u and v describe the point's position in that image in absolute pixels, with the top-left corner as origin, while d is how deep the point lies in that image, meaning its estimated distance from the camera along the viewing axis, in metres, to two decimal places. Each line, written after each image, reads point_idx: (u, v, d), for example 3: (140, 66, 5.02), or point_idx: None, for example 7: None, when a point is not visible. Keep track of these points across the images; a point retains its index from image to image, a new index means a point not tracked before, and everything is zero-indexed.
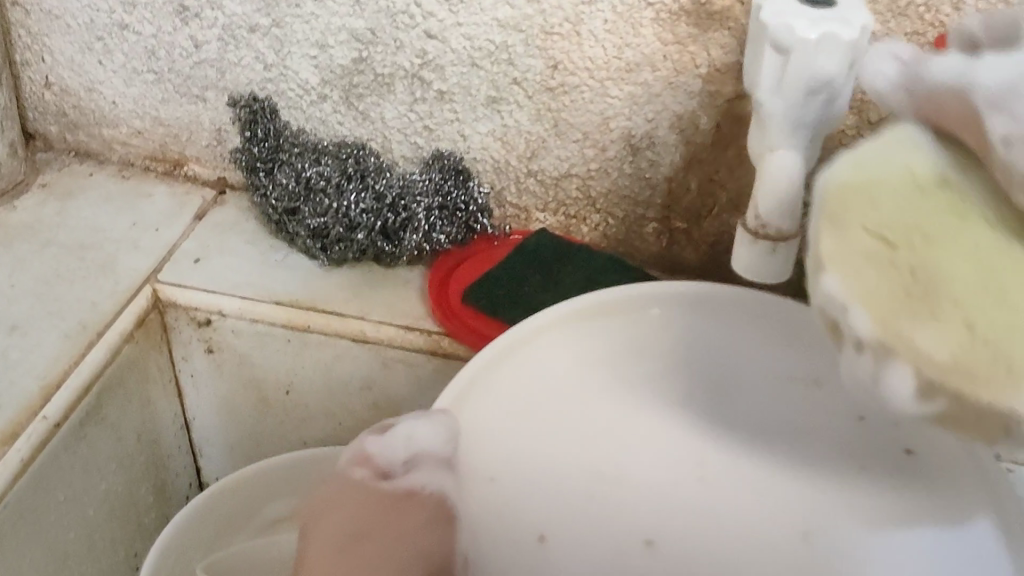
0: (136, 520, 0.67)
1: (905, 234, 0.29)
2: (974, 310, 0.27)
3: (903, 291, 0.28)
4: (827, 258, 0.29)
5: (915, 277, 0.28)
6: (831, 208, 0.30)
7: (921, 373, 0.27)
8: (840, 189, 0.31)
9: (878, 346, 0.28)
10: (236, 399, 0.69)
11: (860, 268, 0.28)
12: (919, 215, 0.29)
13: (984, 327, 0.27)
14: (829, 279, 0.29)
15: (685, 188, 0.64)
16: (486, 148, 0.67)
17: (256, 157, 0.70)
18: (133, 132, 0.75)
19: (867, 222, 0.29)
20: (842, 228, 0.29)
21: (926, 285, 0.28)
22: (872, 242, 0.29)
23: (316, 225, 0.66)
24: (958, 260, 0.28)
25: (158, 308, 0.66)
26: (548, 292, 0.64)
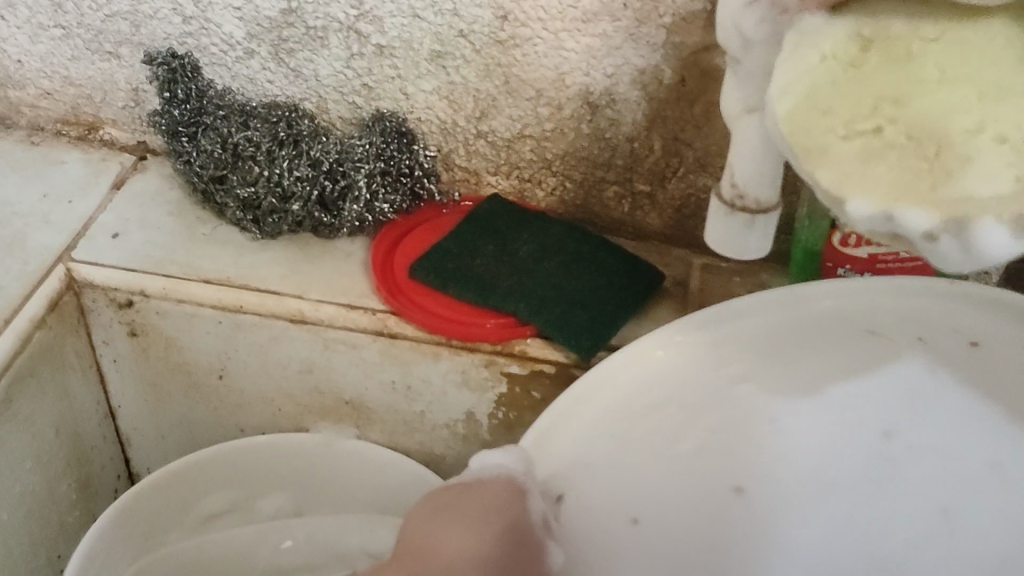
0: (59, 519, 0.62)
1: (873, 114, 0.26)
2: (997, 128, 0.25)
3: (936, 178, 0.25)
4: (837, 193, 0.27)
5: (938, 153, 0.25)
6: (802, 154, 0.27)
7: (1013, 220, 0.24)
8: (790, 126, 0.28)
9: (952, 227, 0.25)
10: (165, 385, 0.64)
11: (875, 179, 0.26)
12: (870, 87, 0.26)
13: (1015, 138, 0.25)
14: (855, 206, 0.26)
15: (648, 148, 0.59)
16: (431, 108, 0.61)
17: (176, 120, 0.62)
18: (41, 93, 0.68)
19: (839, 132, 0.27)
20: (826, 156, 0.27)
21: (942, 149, 0.25)
22: (865, 136, 0.26)
23: (246, 195, 0.60)
24: (942, 93, 0.25)
25: (74, 290, 0.60)
26: (502, 263, 0.59)
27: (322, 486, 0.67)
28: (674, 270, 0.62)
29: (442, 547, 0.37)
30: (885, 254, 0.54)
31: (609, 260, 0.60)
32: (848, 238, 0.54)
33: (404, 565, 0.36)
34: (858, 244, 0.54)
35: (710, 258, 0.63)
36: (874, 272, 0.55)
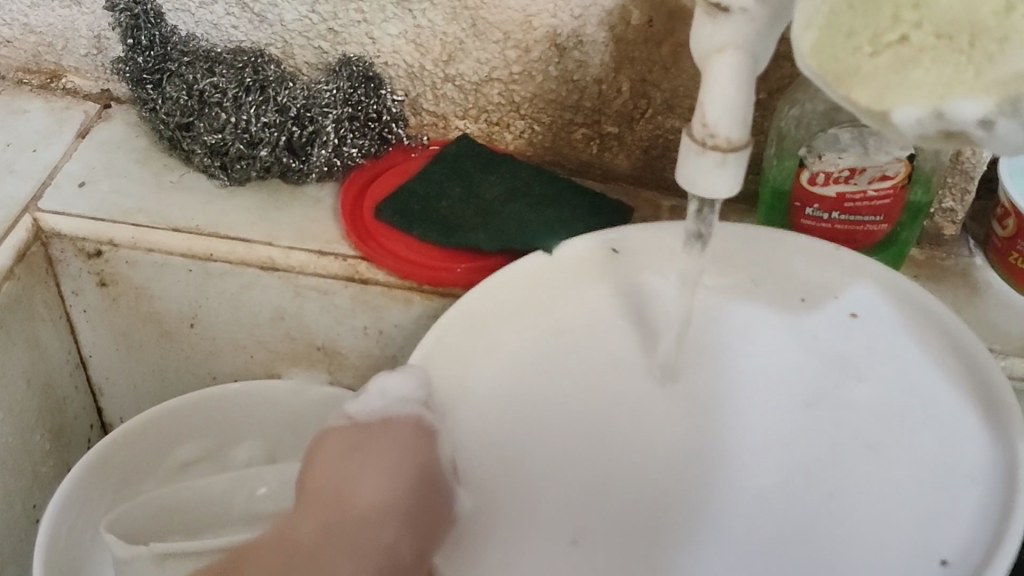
0: (34, 469, 0.62)
1: (896, 24, 0.28)
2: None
3: (977, 63, 0.28)
4: (880, 105, 0.29)
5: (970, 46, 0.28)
6: (834, 78, 0.30)
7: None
8: (817, 58, 0.30)
9: (1006, 109, 0.28)
10: (136, 334, 0.64)
11: (918, 83, 0.28)
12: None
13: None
14: (903, 112, 0.29)
15: (615, 90, 0.60)
16: (398, 52, 0.61)
17: (139, 68, 0.62)
18: (1, 41, 0.67)
19: (864, 52, 0.29)
20: (859, 77, 0.29)
21: (976, 37, 0.27)
22: (883, 56, 0.29)
23: (213, 142, 0.59)
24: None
25: (41, 240, 0.59)
26: (470, 206, 0.59)
27: (302, 425, 0.66)
28: (644, 212, 0.63)
29: (359, 493, 0.39)
30: (853, 192, 0.55)
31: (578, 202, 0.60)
32: (816, 176, 0.54)
33: (320, 511, 0.39)
34: (826, 182, 0.54)
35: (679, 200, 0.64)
36: (841, 213, 0.56)
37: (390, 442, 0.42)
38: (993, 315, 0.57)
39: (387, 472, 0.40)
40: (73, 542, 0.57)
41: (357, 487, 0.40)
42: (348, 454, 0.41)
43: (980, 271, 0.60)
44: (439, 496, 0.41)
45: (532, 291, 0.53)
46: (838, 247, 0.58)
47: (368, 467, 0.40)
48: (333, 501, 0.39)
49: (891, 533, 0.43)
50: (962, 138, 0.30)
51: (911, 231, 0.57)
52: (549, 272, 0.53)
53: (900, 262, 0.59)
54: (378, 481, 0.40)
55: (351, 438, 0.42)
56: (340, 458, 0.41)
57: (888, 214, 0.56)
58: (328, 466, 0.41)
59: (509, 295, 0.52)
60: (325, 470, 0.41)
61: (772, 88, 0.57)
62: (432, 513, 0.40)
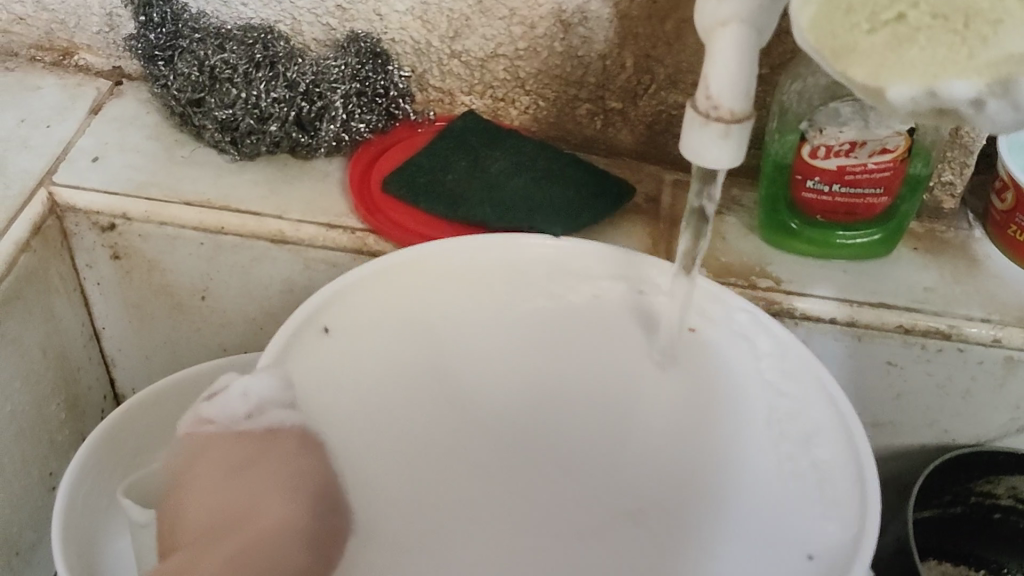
0: (50, 438, 0.63)
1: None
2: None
3: (971, 44, 0.28)
4: (877, 81, 0.30)
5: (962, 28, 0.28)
6: (832, 53, 0.30)
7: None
8: (816, 34, 0.30)
9: (998, 86, 0.29)
10: (148, 307, 0.65)
11: (912, 63, 0.29)
12: None
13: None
14: (897, 89, 0.30)
15: (619, 66, 0.60)
16: (405, 28, 0.62)
17: (152, 44, 0.63)
18: (13, 18, 0.68)
19: (862, 28, 0.29)
20: (857, 54, 0.30)
21: (970, 18, 0.28)
22: (880, 35, 0.29)
23: (224, 117, 0.60)
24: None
25: (56, 214, 0.60)
26: (475, 179, 0.60)
27: None
28: (647, 186, 0.64)
29: (264, 513, 0.43)
30: (853, 165, 0.55)
31: (582, 177, 0.61)
32: (818, 150, 0.55)
33: (229, 538, 0.42)
34: (828, 155, 0.55)
35: (682, 175, 0.65)
36: (842, 186, 0.56)
37: (269, 462, 0.45)
38: (992, 286, 0.58)
39: (291, 499, 0.44)
40: (88, 513, 0.58)
41: (231, 485, 0.43)
42: (235, 490, 0.43)
43: (979, 244, 0.61)
44: (271, 463, 0.45)
45: (439, 279, 0.54)
46: (839, 221, 0.58)
47: (262, 498, 0.43)
48: (236, 521, 0.42)
49: (786, 535, 0.47)
50: (956, 113, 0.31)
51: (910, 204, 0.58)
52: (449, 260, 0.54)
53: (899, 236, 0.59)
54: (270, 500, 0.43)
55: (219, 467, 0.44)
56: (209, 463, 0.44)
57: (888, 187, 0.56)
58: (213, 484, 0.44)
59: (409, 288, 0.54)
60: (200, 487, 0.44)
61: (774, 63, 0.58)
62: (279, 484, 0.44)
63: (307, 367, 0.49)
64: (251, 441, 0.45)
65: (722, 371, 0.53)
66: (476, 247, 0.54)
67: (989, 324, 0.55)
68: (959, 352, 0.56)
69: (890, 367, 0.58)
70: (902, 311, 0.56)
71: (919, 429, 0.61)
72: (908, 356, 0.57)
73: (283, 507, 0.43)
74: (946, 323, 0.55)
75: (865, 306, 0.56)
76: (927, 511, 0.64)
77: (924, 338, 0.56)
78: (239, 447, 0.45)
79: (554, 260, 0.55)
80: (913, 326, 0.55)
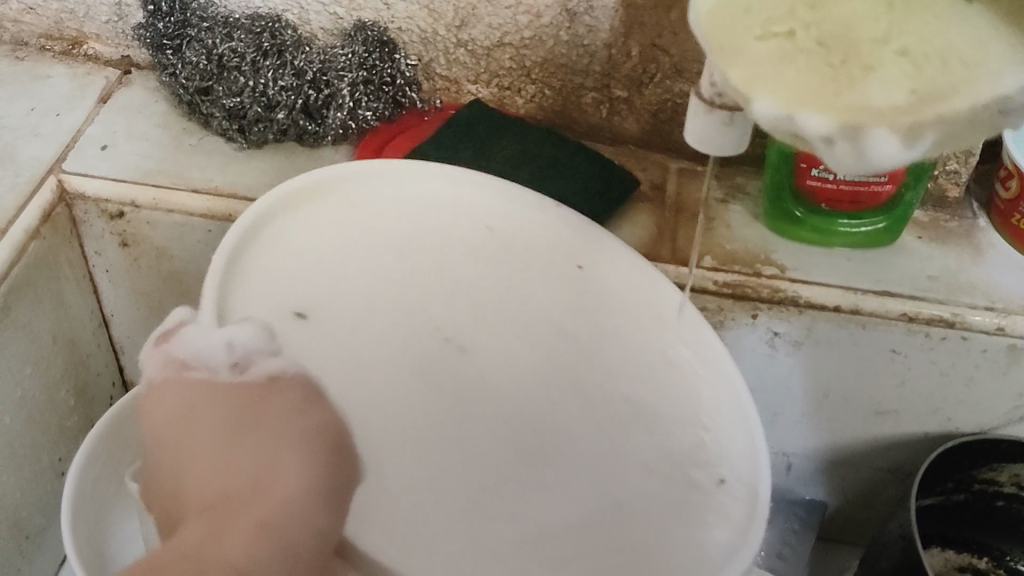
0: (59, 424, 0.64)
1: (789, 18, 0.30)
2: (901, 40, 0.29)
3: (839, 82, 0.29)
4: (748, 87, 0.31)
5: (839, 60, 0.30)
6: (717, 48, 0.31)
7: (897, 127, 0.29)
8: (710, 26, 0.32)
9: (847, 132, 0.29)
10: (157, 294, 0.65)
11: (786, 82, 0.30)
12: None
13: (915, 52, 0.29)
14: (761, 104, 0.30)
15: (625, 55, 0.61)
16: (411, 17, 0.62)
17: (160, 33, 0.63)
18: (23, 8, 0.68)
19: (756, 33, 0.31)
20: (741, 56, 0.31)
21: (849, 55, 0.29)
22: (768, 44, 0.30)
23: (232, 105, 0.61)
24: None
25: (65, 202, 0.61)
26: (482, 167, 0.61)
27: None
28: (652, 174, 0.64)
29: (276, 488, 0.39)
30: None
31: (587, 165, 0.61)
32: None
33: (231, 508, 0.39)
34: None
35: (686, 164, 0.65)
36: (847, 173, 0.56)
37: (280, 435, 0.41)
38: (996, 274, 0.58)
39: (301, 466, 0.40)
40: (98, 501, 0.59)
41: (199, 426, 0.42)
42: (254, 450, 0.41)
43: (984, 232, 0.61)
44: (277, 392, 0.43)
45: (355, 212, 0.52)
46: (844, 209, 0.58)
47: (259, 487, 0.39)
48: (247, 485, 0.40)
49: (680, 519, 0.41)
50: (810, 149, 0.31)
51: (916, 192, 0.57)
52: (356, 185, 0.53)
53: (905, 223, 0.59)
54: (292, 466, 0.40)
55: (235, 407, 0.42)
56: (174, 411, 0.43)
57: (892, 176, 0.56)
58: (216, 428, 0.42)
59: (314, 212, 0.52)
60: (177, 446, 0.42)
61: None
62: (266, 404, 0.42)
63: (257, 295, 0.47)
64: (248, 393, 0.43)
65: (650, 320, 0.48)
66: (377, 165, 0.53)
67: (992, 313, 0.55)
68: (963, 340, 0.56)
69: (895, 355, 0.58)
70: (906, 299, 0.56)
71: (922, 416, 0.61)
72: (912, 344, 0.57)
73: (293, 388, 0.43)
74: (950, 312, 0.55)
75: (869, 294, 0.56)
76: (930, 498, 0.64)
77: (928, 326, 0.56)
78: (237, 403, 0.42)
79: (512, 213, 0.52)
80: (916, 315, 0.56)
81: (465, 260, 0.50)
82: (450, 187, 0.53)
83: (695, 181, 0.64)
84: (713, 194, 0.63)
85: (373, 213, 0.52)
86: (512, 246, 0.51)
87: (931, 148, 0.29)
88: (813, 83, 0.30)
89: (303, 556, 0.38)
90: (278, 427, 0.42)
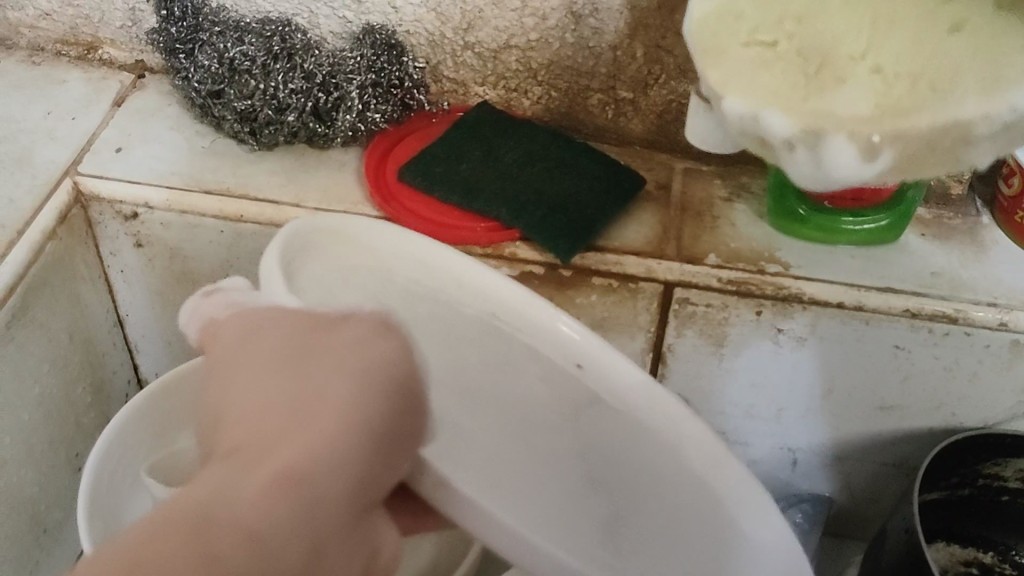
0: (76, 422, 0.65)
1: (776, 30, 0.38)
2: (874, 58, 0.36)
3: (811, 88, 0.37)
4: (723, 87, 0.39)
5: (802, 57, 0.38)
6: (703, 51, 0.40)
7: (857, 137, 0.36)
8: (701, 31, 0.41)
9: (805, 133, 0.37)
10: (170, 294, 0.66)
11: (758, 84, 0.38)
12: (780, 7, 0.39)
13: (885, 70, 0.35)
14: (733, 102, 0.38)
15: (630, 56, 0.62)
16: (419, 21, 0.63)
17: (173, 38, 0.64)
18: (40, 14, 0.70)
19: (740, 39, 0.39)
20: (722, 58, 0.39)
21: (825, 65, 0.37)
22: (758, 49, 0.39)
23: (243, 108, 0.62)
24: (841, 22, 0.37)
25: (81, 203, 0.62)
26: (488, 167, 0.61)
27: None
28: (657, 174, 0.65)
29: (315, 402, 0.31)
30: None
31: (593, 165, 0.62)
32: None
33: (239, 454, 0.29)
34: None
35: (691, 164, 0.66)
36: None
37: (310, 373, 0.32)
38: (998, 271, 0.59)
39: (342, 387, 0.32)
40: (110, 476, 0.59)
41: (260, 341, 0.34)
42: (304, 364, 0.33)
43: (987, 230, 0.62)
44: (340, 325, 0.35)
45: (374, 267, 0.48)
46: (846, 206, 0.59)
47: (308, 403, 0.31)
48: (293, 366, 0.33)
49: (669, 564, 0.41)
50: (774, 152, 0.40)
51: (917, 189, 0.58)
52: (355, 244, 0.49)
53: (907, 222, 0.60)
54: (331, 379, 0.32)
55: (291, 322, 0.35)
56: (242, 327, 0.36)
57: None
58: (269, 341, 0.34)
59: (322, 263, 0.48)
60: (230, 363, 0.34)
61: None
62: (330, 328, 0.34)
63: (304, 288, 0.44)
64: (315, 320, 0.35)
65: (654, 419, 0.40)
66: (375, 225, 0.49)
67: (994, 308, 0.56)
68: (966, 336, 0.57)
69: (898, 351, 0.59)
70: (909, 295, 0.56)
71: (926, 412, 0.62)
72: (916, 340, 0.58)
73: (354, 325, 0.35)
74: (952, 308, 0.56)
75: (872, 291, 0.56)
76: (935, 493, 0.65)
77: (931, 322, 0.57)
78: (298, 325, 0.35)
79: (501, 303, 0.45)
80: (918, 311, 0.56)
81: (452, 348, 0.46)
82: (438, 274, 0.47)
83: (700, 181, 0.64)
84: (718, 193, 0.63)
85: (368, 278, 0.48)
86: (497, 350, 0.46)
87: (890, 162, 0.36)
88: (793, 79, 0.37)
89: (288, 562, 0.26)
90: (339, 340, 0.34)
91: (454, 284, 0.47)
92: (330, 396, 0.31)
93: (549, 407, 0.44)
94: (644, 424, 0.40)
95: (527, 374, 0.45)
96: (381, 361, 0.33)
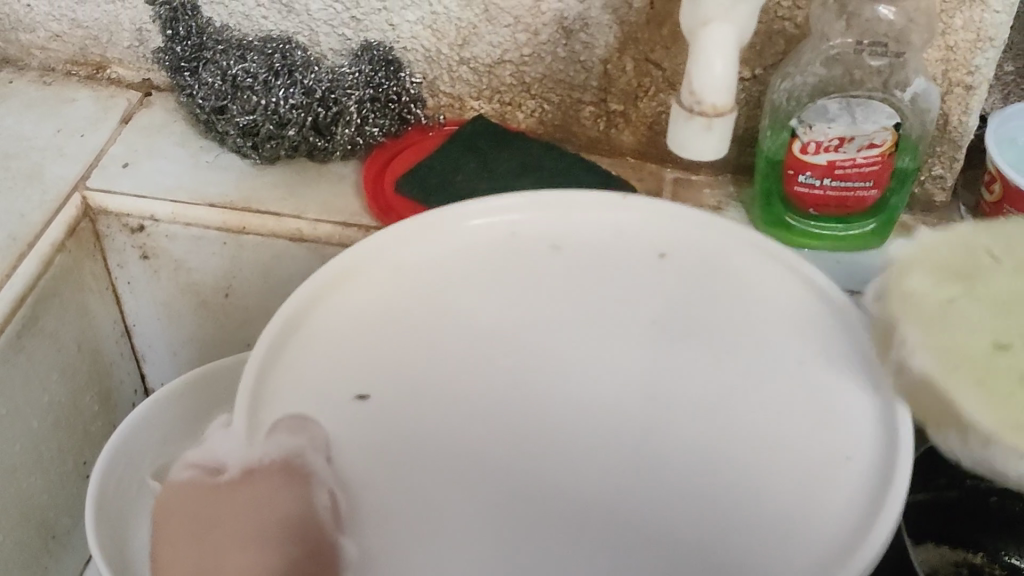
0: (84, 429, 0.67)
1: (953, 291, 0.43)
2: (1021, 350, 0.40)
3: (988, 318, 0.42)
4: (885, 301, 0.44)
5: (933, 311, 0.42)
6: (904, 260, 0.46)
7: (908, 340, 0.42)
8: (915, 253, 0.46)
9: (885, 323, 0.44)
10: (176, 304, 0.68)
11: (951, 313, 0.42)
12: (971, 296, 0.43)
13: (948, 297, 0.43)
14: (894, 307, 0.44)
15: (620, 70, 0.63)
16: (416, 37, 0.65)
17: (179, 57, 0.67)
18: (51, 35, 0.72)
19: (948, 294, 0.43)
20: (920, 292, 0.43)
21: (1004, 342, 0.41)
22: (942, 297, 0.43)
23: (245, 123, 0.64)
24: (982, 317, 0.42)
25: (90, 217, 0.64)
26: (483, 179, 0.63)
27: None
28: (648, 184, 0.66)
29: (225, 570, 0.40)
30: (842, 159, 0.57)
31: (585, 176, 0.64)
32: (808, 145, 0.57)
33: None
34: (817, 151, 0.57)
35: (682, 173, 0.67)
36: (833, 180, 0.58)
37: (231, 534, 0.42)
38: None
39: (250, 552, 0.40)
40: (119, 487, 0.61)
41: (188, 516, 0.42)
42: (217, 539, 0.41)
43: None
44: (244, 488, 0.42)
45: (401, 289, 0.49)
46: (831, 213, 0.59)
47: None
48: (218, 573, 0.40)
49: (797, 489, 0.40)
50: (882, 339, 0.44)
51: (900, 196, 0.59)
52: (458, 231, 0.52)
53: (892, 228, 0.61)
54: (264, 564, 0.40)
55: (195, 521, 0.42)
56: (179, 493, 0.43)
57: (878, 180, 0.58)
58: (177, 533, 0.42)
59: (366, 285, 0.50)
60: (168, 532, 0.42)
61: (766, 64, 0.60)
62: (233, 500, 0.42)
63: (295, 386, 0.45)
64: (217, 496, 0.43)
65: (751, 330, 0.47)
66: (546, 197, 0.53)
67: None
68: None
69: None
70: None
71: None
72: None
73: (262, 478, 0.42)
74: None
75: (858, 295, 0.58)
76: None
77: None
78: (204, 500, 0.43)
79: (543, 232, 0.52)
80: None
81: (576, 336, 0.47)
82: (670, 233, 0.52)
83: (691, 190, 0.66)
84: (707, 202, 0.65)
85: (487, 244, 0.52)
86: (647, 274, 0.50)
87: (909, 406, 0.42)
88: (926, 304, 0.43)
89: None
90: (234, 511, 0.42)
91: (673, 237, 0.51)
92: (235, 574, 0.40)
93: (719, 335, 0.47)
94: (752, 404, 0.43)
95: (804, 325, 0.47)
96: (282, 516, 0.41)
